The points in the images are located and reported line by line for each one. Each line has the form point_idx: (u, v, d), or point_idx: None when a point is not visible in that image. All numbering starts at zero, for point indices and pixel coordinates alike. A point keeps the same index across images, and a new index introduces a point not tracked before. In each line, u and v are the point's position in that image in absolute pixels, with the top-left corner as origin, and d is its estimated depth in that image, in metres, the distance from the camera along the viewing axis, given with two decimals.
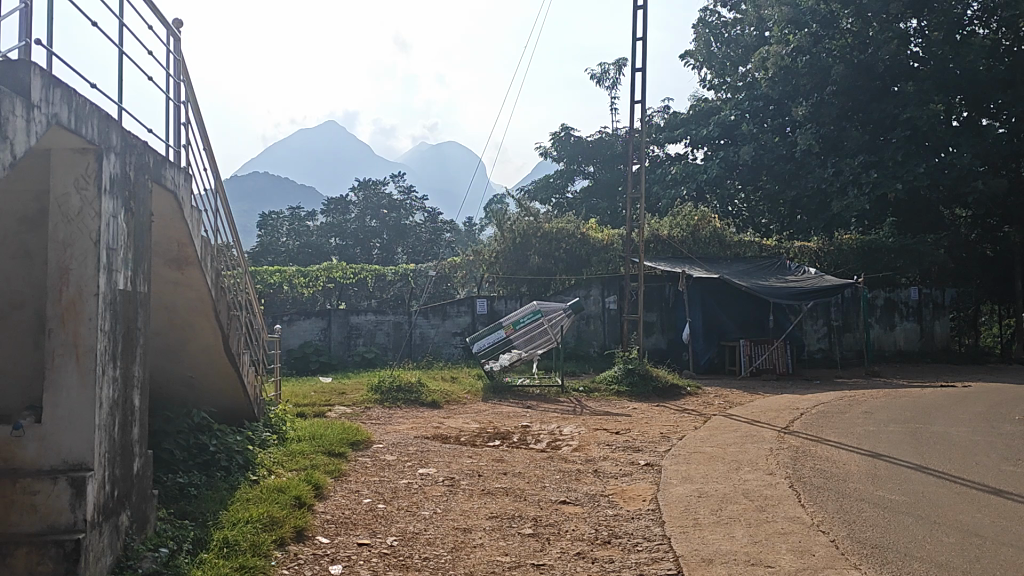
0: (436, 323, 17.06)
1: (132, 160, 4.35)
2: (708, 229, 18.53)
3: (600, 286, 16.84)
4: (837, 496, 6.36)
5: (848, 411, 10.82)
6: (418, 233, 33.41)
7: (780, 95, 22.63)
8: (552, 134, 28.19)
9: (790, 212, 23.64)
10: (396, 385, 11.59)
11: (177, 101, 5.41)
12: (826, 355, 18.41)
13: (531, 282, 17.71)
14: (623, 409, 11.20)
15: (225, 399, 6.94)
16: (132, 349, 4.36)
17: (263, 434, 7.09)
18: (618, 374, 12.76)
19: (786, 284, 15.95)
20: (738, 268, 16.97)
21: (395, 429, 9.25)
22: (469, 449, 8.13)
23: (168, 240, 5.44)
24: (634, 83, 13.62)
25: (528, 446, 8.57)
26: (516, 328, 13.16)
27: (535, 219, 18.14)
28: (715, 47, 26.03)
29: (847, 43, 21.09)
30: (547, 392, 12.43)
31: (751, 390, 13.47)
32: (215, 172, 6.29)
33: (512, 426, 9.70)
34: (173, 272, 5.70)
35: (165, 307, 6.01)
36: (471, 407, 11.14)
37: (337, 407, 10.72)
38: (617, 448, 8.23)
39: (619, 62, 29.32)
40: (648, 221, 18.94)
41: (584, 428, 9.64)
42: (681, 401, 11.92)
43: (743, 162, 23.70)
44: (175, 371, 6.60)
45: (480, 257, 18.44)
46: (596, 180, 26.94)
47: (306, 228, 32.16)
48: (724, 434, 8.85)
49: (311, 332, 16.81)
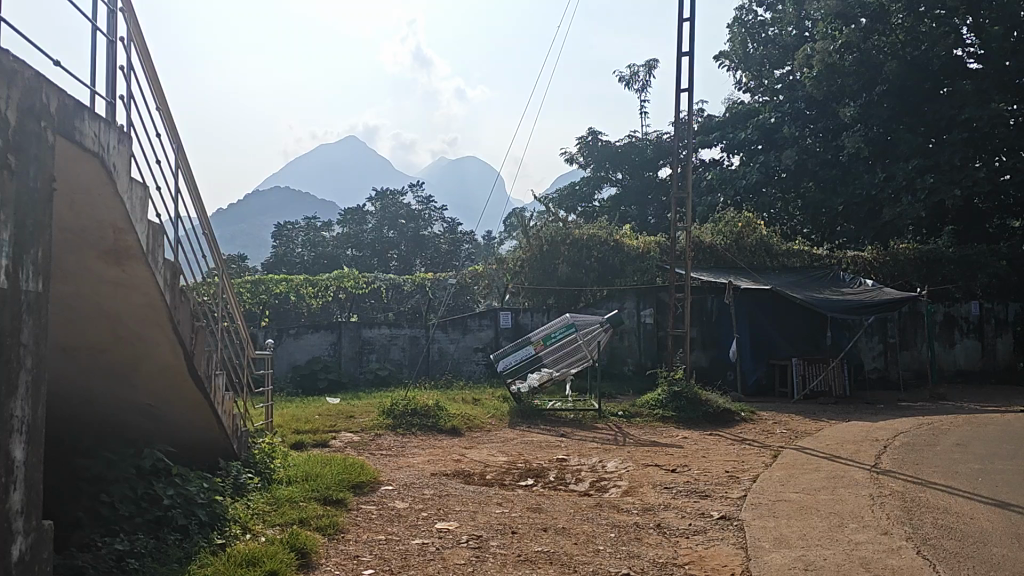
0: (456, 338, 15.64)
1: (7, 93, 2.93)
2: (753, 237, 17.03)
3: (636, 298, 15.33)
4: (986, 567, 4.85)
5: (937, 445, 9.27)
6: (437, 244, 32.14)
7: (825, 96, 21.09)
8: (578, 138, 26.68)
9: (832, 221, 22.13)
10: (410, 408, 10.09)
11: (110, 37, 4.00)
12: (882, 376, 16.81)
13: (559, 294, 16.29)
14: (673, 438, 9.73)
15: (195, 434, 5.51)
16: (8, 375, 2.93)
17: (243, 475, 5.62)
18: (662, 399, 11.25)
19: (845, 297, 14.38)
20: (788, 279, 15.47)
21: (408, 463, 7.81)
22: (496, 492, 6.65)
23: (100, 225, 4.02)
24: (680, 69, 12.10)
25: (568, 488, 7.09)
26: (547, 345, 11.65)
27: (564, 225, 16.69)
28: (752, 48, 24.54)
29: (898, 40, 19.55)
30: (582, 416, 10.93)
31: (814, 417, 11.95)
32: (179, 140, 4.88)
33: (546, 460, 8.25)
34: (112, 270, 4.27)
35: (106, 316, 4.57)
36: (496, 435, 9.64)
37: (342, 434, 9.26)
38: (679, 493, 6.75)
39: (649, 63, 27.86)
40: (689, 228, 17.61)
41: (631, 462, 8.17)
42: (737, 429, 10.44)
43: (783, 167, 22.16)
44: (128, 398, 5.16)
45: (504, 266, 17.20)
46: (624, 187, 25.55)
47: (321, 238, 30.92)
48: (805, 478, 7.35)
49: (319, 347, 15.33)
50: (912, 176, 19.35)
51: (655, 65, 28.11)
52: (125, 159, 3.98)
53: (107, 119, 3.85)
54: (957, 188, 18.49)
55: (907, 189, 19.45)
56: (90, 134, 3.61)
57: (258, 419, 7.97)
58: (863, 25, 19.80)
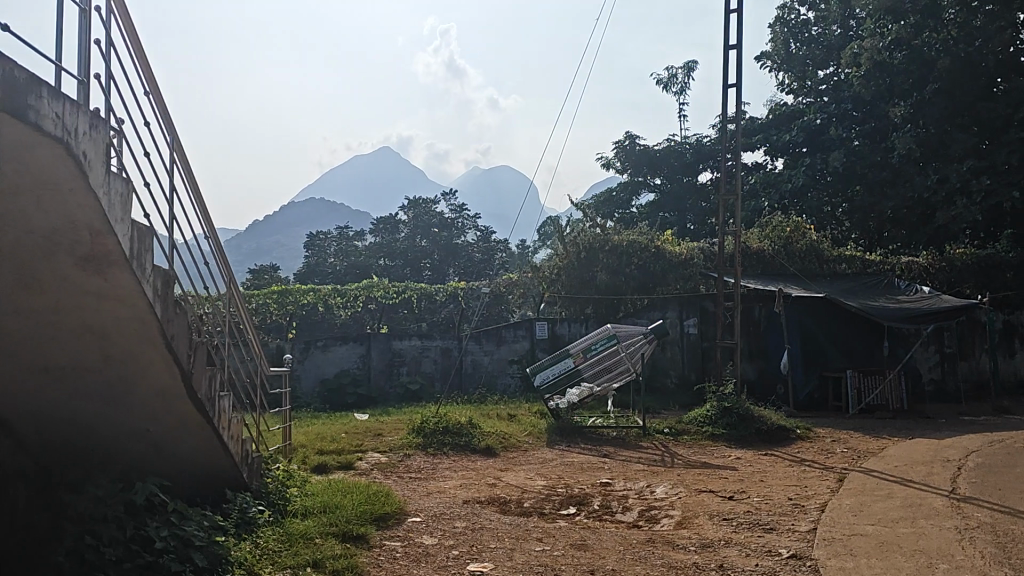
0: (490, 349, 15.01)
1: None
2: (803, 242, 16.29)
3: (678, 307, 14.56)
4: None
5: (1017, 466, 8.47)
6: (470, 253, 31.50)
7: (873, 96, 20.24)
8: (615, 142, 25.97)
9: (882, 226, 21.23)
10: (441, 426, 9.44)
11: (82, 5, 3.41)
12: (939, 388, 15.69)
13: (597, 303, 15.58)
14: (725, 460, 9.02)
15: (199, 462, 4.88)
16: None
17: (251, 509, 4.98)
18: (711, 415, 10.55)
19: (901, 304, 13.57)
20: (841, 286, 14.70)
21: (440, 488, 7.18)
22: (533, 524, 5.99)
23: (73, 226, 3.39)
24: (728, 63, 11.39)
25: (614, 518, 6.41)
26: (586, 355, 10.79)
27: (603, 232, 16.01)
28: (794, 48, 23.83)
29: (951, 35, 18.48)
30: (625, 434, 10.22)
31: (874, 434, 11.14)
32: (174, 131, 4.27)
33: (589, 485, 7.56)
34: (91, 279, 3.63)
35: (90, 331, 3.94)
36: (534, 455, 8.98)
37: (369, 455, 8.65)
38: (740, 526, 6.05)
39: (688, 65, 27.13)
40: (741, 232, 17.02)
41: (682, 488, 7.46)
42: (794, 449, 9.73)
43: (829, 170, 21.34)
44: (123, 423, 4.53)
45: (539, 274, 16.57)
46: (663, 193, 24.81)
47: (354, 248, 30.45)
48: (878, 507, 6.59)
49: (348, 359, 14.78)
50: (967, 177, 18.45)
51: (693, 67, 27.36)
52: (100, 149, 3.35)
53: (77, 100, 3.23)
54: (1016, 189, 17.66)
55: (961, 190, 18.56)
56: (50, 115, 2.99)
57: (277, 440, 7.39)
58: (912, 22, 18.81)
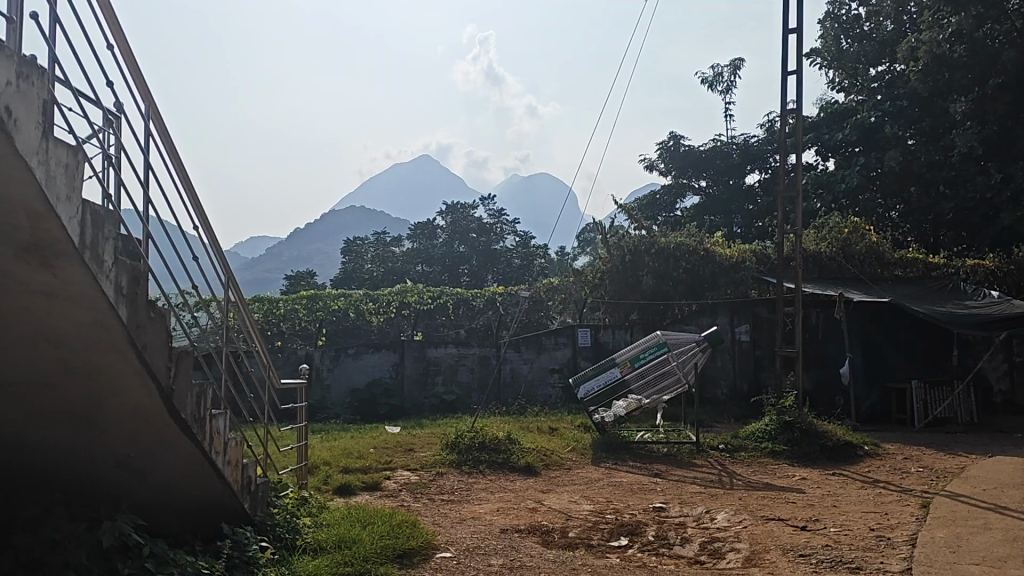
0: (530, 358, 14.25)
1: None
2: (861, 243, 15.35)
3: (729, 313, 13.68)
4: None
5: None
6: (509, 259, 30.61)
7: (930, 93, 19.23)
8: (659, 143, 25.11)
9: (946, 229, 20.16)
10: (477, 442, 8.69)
11: None
12: (1009, 400, 14.18)
13: (643, 308, 14.79)
14: (789, 481, 8.16)
15: (189, 491, 4.18)
16: None
17: (251, 546, 4.24)
18: (770, 430, 9.70)
19: (970, 310, 12.57)
20: (904, 291, 13.75)
21: (474, 514, 6.43)
22: (579, 561, 5.18)
23: (5, 206, 2.68)
24: (787, 50, 10.53)
25: (672, 553, 5.59)
26: (635, 366, 10.01)
27: (648, 234, 15.19)
28: (846, 44, 22.86)
29: (1015, 28, 17.22)
30: (677, 450, 9.38)
31: (950, 451, 10.17)
32: (148, 99, 3.59)
33: (639, 511, 6.74)
34: (36, 275, 2.93)
35: (45, 337, 3.23)
36: (578, 474, 8.17)
37: (397, 473, 7.91)
38: (821, 565, 5.22)
39: (733, 63, 26.18)
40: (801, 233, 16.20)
41: (745, 515, 6.63)
42: (865, 469, 8.84)
43: (885, 170, 20.30)
44: (97, 446, 3.85)
45: (581, 279, 15.82)
46: (708, 196, 23.95)
47: (391, 254, 29.91)
48: (978, 542, 5.68)
49: (380, 368, 14.10)
50: None
51: (739, 64, 26.46)
52: (33, 106, 2.66)
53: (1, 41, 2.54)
54: None
55: None
56: None
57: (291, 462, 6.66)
58: (975, 14, 17.29)
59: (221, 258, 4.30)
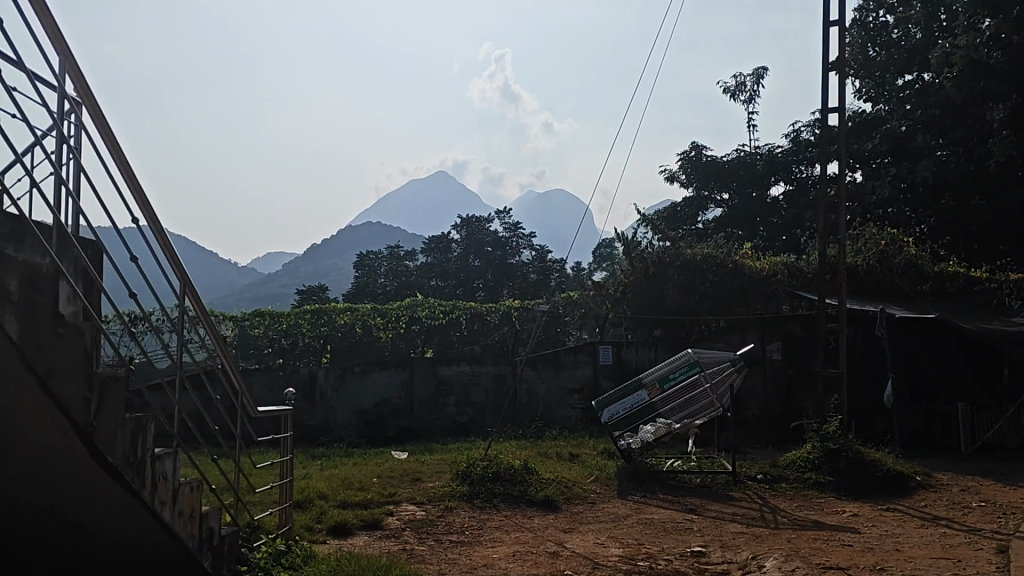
0: (547, 377, 13.41)
1: None
2: (900, 256, 14.46)
3: (760, 330, 12.81)
4: None
5: None
6: (525, 274, 29.68)
7: (964, 100, 17.83)
8: (680, 154, 24.34)
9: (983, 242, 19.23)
10: (490, 472, 7.89)
11: None
12: None
13: (667, 325, 13.92)
14: (839, 518, 7.30)
15: (141, 544, 3.36)
16: None
17: None
18: (813, 457, 8.86)
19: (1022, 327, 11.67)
20: (947, 307, 12.86)
21: (488, 560, 5.59)
22: None
23: None
24: (827, 42, 9.73)
25: None
26: (663, 389, 9.24)
27: (673, 246, 14.38)
28: (873, 52, 21.68)
29: None
30: (713, 481, 8.55)
31: (1009, 482, 9.26)
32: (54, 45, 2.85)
33: (675, 557, 5.86)
34: None
35: None
36: (603, 510, 7.32)
37: (402, 508, 7.07)
38: None
39: (757, 72, 25.39)
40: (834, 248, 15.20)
41: (797, 562, 5.77)
42: (921, 503, 7.96)
43: (917, 182, 19.26)
44: (14, 494, 3.06)
45: (601, 293, 14.98)
46: (731, 207, 23.08)
47: (405, 268, 29.06)
48: None
49: (388, 387, 13.27)
50: None
51: (763, 73, 25.66)
52: None
53: None
54: None
55: None
56: None
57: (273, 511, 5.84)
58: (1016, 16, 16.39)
59: (165, 250, 3.54)
